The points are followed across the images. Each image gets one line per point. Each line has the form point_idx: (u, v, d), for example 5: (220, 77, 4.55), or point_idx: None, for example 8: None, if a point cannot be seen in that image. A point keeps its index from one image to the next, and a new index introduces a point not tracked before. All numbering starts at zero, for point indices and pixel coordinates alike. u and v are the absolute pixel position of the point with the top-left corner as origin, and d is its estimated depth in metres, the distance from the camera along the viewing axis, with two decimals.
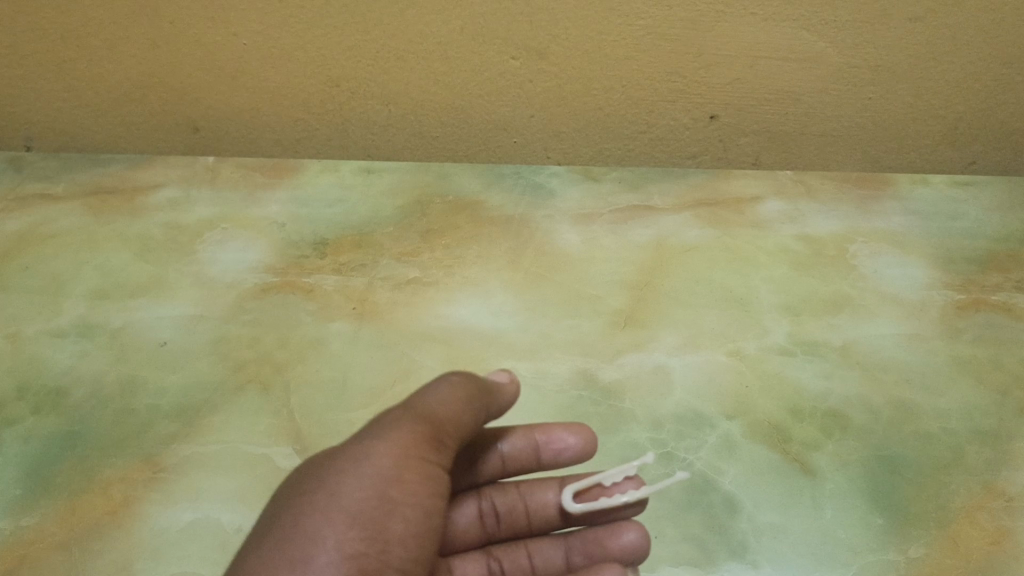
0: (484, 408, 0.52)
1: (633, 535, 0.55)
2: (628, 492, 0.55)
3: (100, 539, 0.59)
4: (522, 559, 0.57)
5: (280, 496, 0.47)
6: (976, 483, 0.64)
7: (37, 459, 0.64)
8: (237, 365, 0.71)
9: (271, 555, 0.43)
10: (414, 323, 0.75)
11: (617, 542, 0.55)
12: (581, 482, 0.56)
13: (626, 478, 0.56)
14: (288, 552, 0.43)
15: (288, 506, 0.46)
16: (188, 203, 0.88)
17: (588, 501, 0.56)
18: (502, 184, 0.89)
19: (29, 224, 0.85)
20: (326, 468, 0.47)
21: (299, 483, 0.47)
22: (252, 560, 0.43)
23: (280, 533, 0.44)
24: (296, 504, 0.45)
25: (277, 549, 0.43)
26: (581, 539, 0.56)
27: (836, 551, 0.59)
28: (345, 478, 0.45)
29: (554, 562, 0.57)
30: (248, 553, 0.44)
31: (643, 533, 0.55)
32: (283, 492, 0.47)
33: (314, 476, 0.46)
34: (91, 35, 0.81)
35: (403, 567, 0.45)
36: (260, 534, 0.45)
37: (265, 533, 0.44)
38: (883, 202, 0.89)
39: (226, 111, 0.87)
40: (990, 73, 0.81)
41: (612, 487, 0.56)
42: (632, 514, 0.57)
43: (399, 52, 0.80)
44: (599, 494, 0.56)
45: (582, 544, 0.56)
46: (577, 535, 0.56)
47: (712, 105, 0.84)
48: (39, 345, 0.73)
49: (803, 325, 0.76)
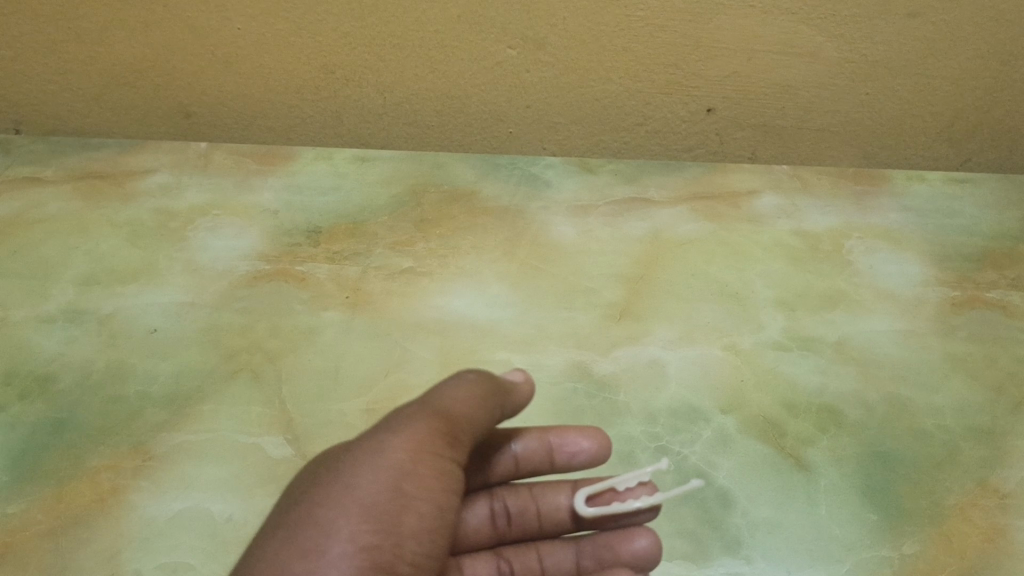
0: (499, 406, 0.51)
1: (645, 541, 0.55)
2: (642, 498, 0.55)
3: (87, 527, 0.58)
4: (532, 561, 0.57)
5: (291, 489, 0.46)
6: (970, 480, 0.64)
7: (24, 446, 0.63)
8: (228, 353, 0.70)
9: (283, 546, 0.42)
10: (407, 313, 0.74)
11: (628, 549, 0.55)
12: (595, 486, 0.56)
13: (639, 483, 0.56)
14: (301, 543, 0.42)
15: (300, 498, 0.45)
16: (180, 189, 0.87)
17: (600, 506, 0.55)
18: (498, 175, 0.89)
19: (18, 209, 0.84)
20: (339, 461, 0.46)
21: (311, 478, 0.46)
22: (263, 551, 0.42)
23: (292, 524, 0.43)
24: (308, 496, 0.45)
25: (289, 539, 0.42)
26: (593, 543, 0.56)
27: (829, 547, 0.59)
28: (360, 470, 0.45)
29: (565, 565, 0.56)
30: (259, 544, 0.43)
31: (655, 540, 0.54)
32: (295, 485, 0.46)
33: (327, 470, 0.46)
34: (83, 17, 0.79)
35: (415, 562, 0.44)
36: (272, 526, 0.44)
37: (276, 525, 0.44)
38: (879, 199, 0.88)
39: (220, 97, 0.85)
40: (988, 70, 0.81)
41: (625, 492, 0.56)
42: (645, 520, 0.56)
43: (395, 39, 0.79)
44: (611, 499, 0.56)
45: (594, 549, 0.56)
46: (589, 539, 0.56)
47: (711, 97, 0.83)
48: (26, 331, 0.72)
49: (797, 320, 0.75)
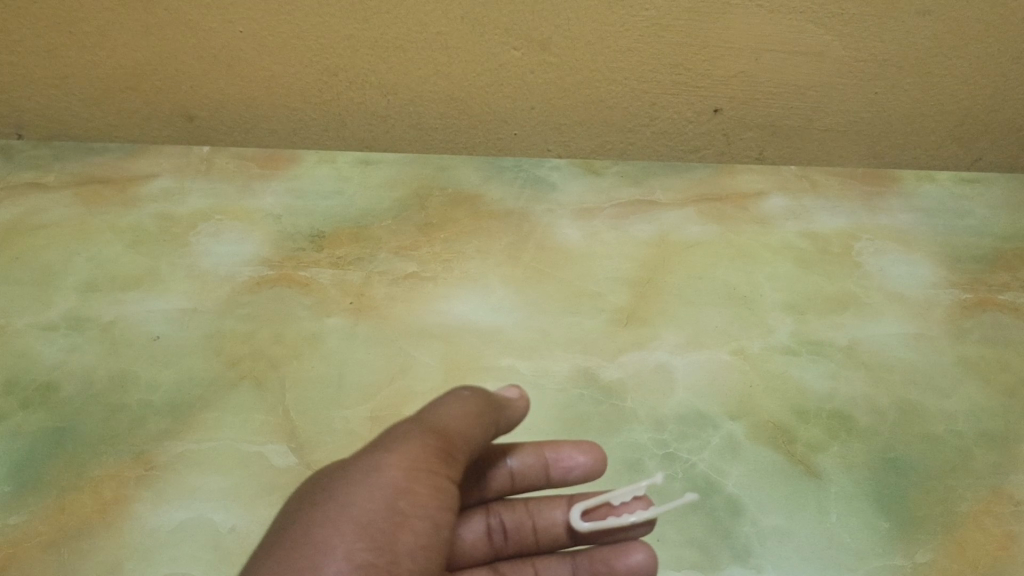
0: (495, 422, 0.51)
1: (641, 556, 0.53)
2: (637, 512, 0.54)
3: (89, 537, 0.57)
4: None
5: (288, 508, 0.46)
6: (984, 487, 0.63)
7: (26, 456, 0.62)
8: (230, 361, 0.69)
9: (279, 564, 0.42)
10: (412, 318, 0.73)
11: (625, 563, 0.54)
12: (590, 500, 0.55)
13: (635, 497, 0.55)
14: (297, 561, 0.42)
15: (297, 516, 0.44)
16: (183, 193, 0.86)
17: (595, 520, 0.54)
18: (502, 177, 0.88)
19: (20, 214, 0.84)
20: (335, 479, 0.45)
21: (308, 496, 0.45)
22: (259, 569, 0.42)
23: (289, 543, 0.43)
24: (305, 515, 0.44)
25: (285, 559, 0.42)
26: (589, 558, 0.55)
27: (842, 557, 0.58)
28: (356, 489, 0.44)
29: None
30: (255, 563, 0.42)
31: (651, 555, 0.53)
32: (293, 503, 0.46)
33: (323, 488, 0.45)
34: (85, 22, 0.79)
35: None
36: (268, 545, 0.43)
37: (273, 543, 0.43)
38: (889, 200, 0.87)
39: (222, 101, 0.85)
40: (998, 68, 0.80)
41: (620, 507, 0.55)
42: (641, 535, 0.55)
43: (398, 42, 0.78)
44: (607, 514, 0.55)
45: (590, 564, 0.54)
46: (586, 554, 0.55)
47: (717, 98, 0.82)
48: (28, 339, 0.71)
49: (807, 324, 0.74)
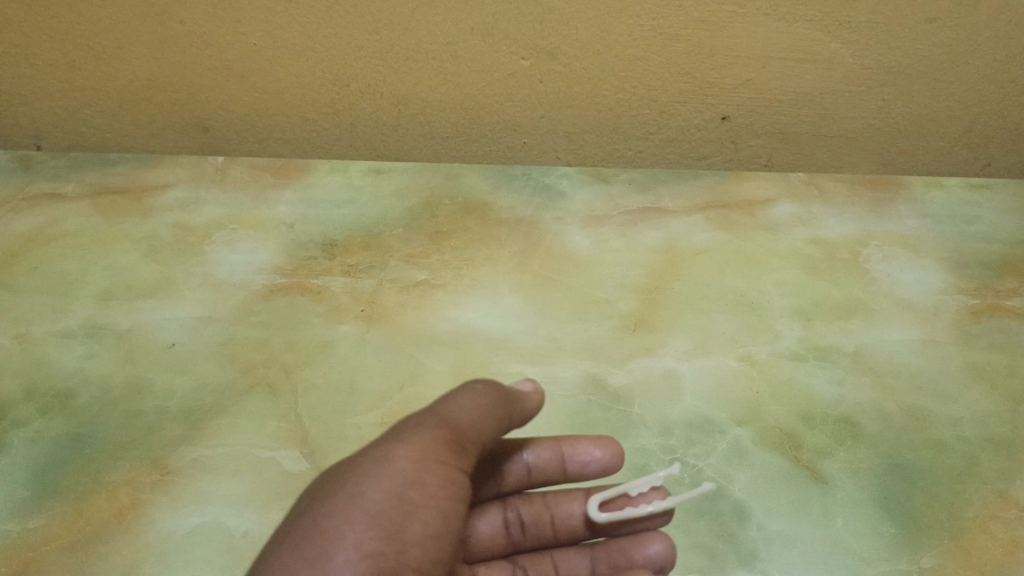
0: (507, 415, 0.52)
1: (658, 546, 0.55)
2: (655, 503, 0.55)
3: (106, 541, 0.59)
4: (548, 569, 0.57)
5: (301, 496, 0.47)
6: (990, 492, 0.63)
7: (46, 460, 0.64)
8: (244, 367, 0.71)
9: (290, 552, 0.43)
10: (422, 325, 0.74)
11: (642, 553, 0.55)
12: (608, 492, 0.56)
13: (653, 488, 0.56)
14: (307, 550, 0.43)
15: (309, 505, 0.45)
16: (198, 203, 0.88)
17: (613, 511, 0.56)
18: (512, 185, 0.89)
19: (39, 224, 0.85)
20: (347, 470, 0.46)
21: (320, 485, 0.46)
22: (270, 557, 0.43)
23: (300, 531, 0.44)
24: (317, 504, 0.45)
25: (296, 547, 0.43)
26: (606, 549, 0.56)
27: (847, 561, 0.58)
28: (367, 479, 0.45)
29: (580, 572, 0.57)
30: (267, 551, 0.43)
31: (668, 544, 0.55)
32: (305, 492, 0.47)
33: (335, 477, 0.46)
34: (103, 35, 0.81)
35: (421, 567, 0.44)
36: (280, 534, 0.45)
37: (285, 532, 0.44)
38: (897, 205, 0.87)
39: (236, 111, 0.86)
40: (1006, 74, 0.80)
41: (638, 497, 0.56)
42: (659, 525, 0.57)
43: (409, 52, 0.80)
44: (624, 504, 0.56)
45: (608, 555, 0.56)
46: (603, 546, 0.56)
47: (724, 105, 0.83)
48: (46, 347, 0.73)
49: (815, 330, 0.75)
